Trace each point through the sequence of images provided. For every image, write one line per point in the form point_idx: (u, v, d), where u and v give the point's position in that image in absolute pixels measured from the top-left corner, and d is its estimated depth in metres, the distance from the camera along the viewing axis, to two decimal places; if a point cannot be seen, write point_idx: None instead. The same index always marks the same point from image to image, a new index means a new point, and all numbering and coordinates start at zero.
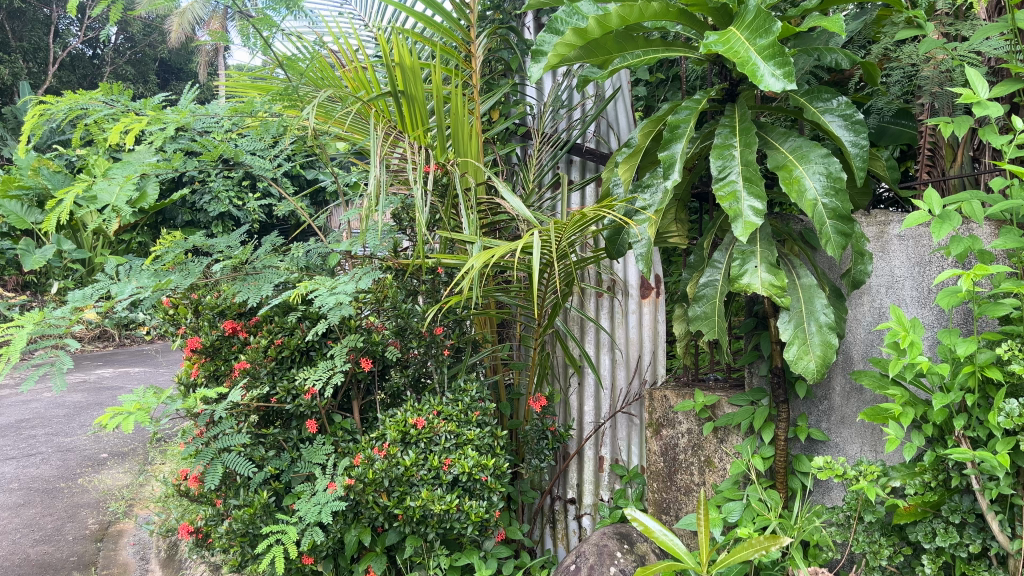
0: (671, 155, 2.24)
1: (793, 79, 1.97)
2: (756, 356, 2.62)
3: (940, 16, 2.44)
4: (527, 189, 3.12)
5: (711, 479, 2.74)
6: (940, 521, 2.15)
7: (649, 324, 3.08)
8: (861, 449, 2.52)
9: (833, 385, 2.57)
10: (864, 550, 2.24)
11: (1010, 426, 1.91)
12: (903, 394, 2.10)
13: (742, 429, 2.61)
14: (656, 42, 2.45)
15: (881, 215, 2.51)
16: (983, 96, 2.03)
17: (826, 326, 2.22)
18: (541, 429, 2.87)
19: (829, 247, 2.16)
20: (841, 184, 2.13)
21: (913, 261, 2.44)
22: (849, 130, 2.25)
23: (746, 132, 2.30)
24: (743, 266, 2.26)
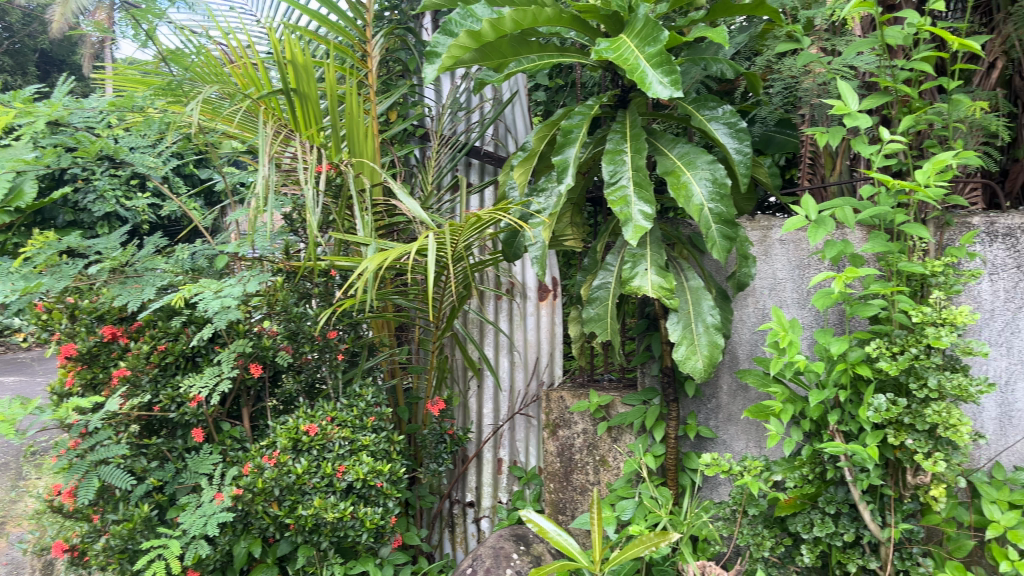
0: (565, 159, 2.29)
1: (681, 86, 2.05)
2: (647, 356, 2.68)
3: (818, 31, 2.61)
4: (425, 192, 3.06)
5: (605, 479, 2.76)
6: (818, 512, 2.25)
7: (547, 326, 3.12)
8: (746, 445, 2.60)
9: (721, 383, 2.64)
10: (748, 542, 2.33)
11: (878, 420, 2.04)
12: (783, 391, 2.22)
13: (635, 428, 2.66)
14: (550, 48, 2.50)
15: (764, 221, 2.60)
16: (853, 108, 2.14)
17: (712, 326, 2.32)
18: (439, 432, 2.86)
19: (715, 250, 2.25)
20: (725, 190, 2.23)
21: (793, 264, 2.54)
22: (734, 137, 2.34)
23: (636, 138, 2.36)
24: (634, 269, 2.33)
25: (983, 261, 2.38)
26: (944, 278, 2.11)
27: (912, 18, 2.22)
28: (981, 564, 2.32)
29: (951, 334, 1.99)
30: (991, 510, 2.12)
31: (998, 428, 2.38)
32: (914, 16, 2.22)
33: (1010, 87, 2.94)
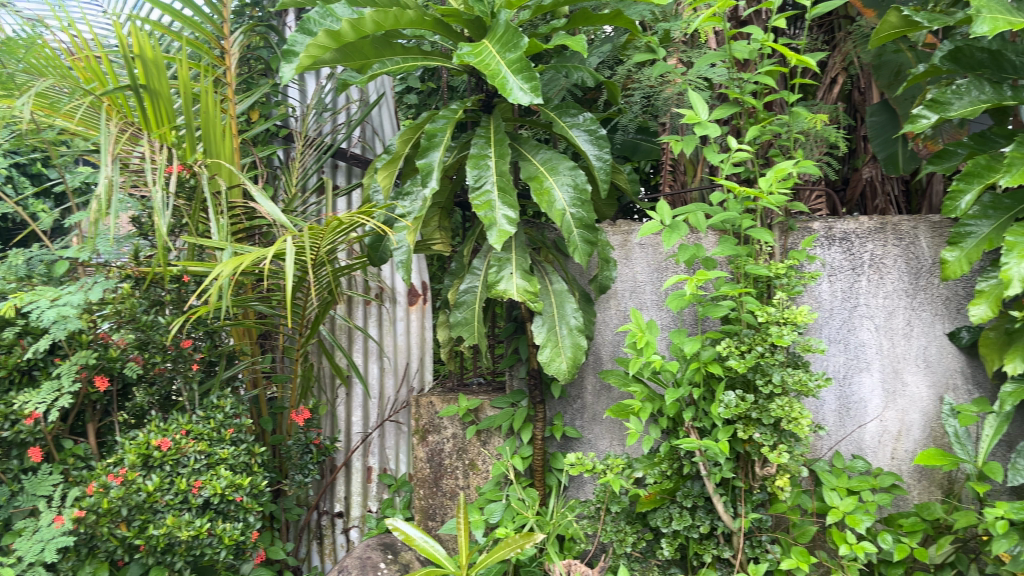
0: (428, 163, 2.28)
1: (540, 93, 2.10)
2: (515, 359, 2.69)
3: (675, 44, 2.71)
4: (290, 194, 2.96)
5: (475, 482, 2.74)
6: (676, 506, 2.34)
7: (417, 330, 3.09)
8: (610, 444, 2.65)
9: (586, 384, 2.68)
10: (611, 539, 2.38)
11: (729, 415, 2.14)
12: (642, 390, 2.30)
13: (503, 431, 2.66)
14: (413, 51, 2.48)
15: (624, 225, 2.67)
16: (703, 118, 2.24)
17: (576, 328, 2.38)
18: (304, 443, 2.78)
19: (577, 254, 2.31)
20: (586, 195, 2.31)
21: (652, 267, 2.63)
22: (594, 144, 2.40)
23: (500, 143, 2.38)
24: (500, 273, 2.35)
25: (822, 263, 2.55)
26: (787, 280, 2.26)
27: (756, 33, 2.34)
28: (823, 549, 2.48)
29: (792, 333, 2.14)
30: (832, 497, 2.27)
31: (837, 420, 2.54)
32: (758, 32, 2.35)
33: (849, 101, 3.18)
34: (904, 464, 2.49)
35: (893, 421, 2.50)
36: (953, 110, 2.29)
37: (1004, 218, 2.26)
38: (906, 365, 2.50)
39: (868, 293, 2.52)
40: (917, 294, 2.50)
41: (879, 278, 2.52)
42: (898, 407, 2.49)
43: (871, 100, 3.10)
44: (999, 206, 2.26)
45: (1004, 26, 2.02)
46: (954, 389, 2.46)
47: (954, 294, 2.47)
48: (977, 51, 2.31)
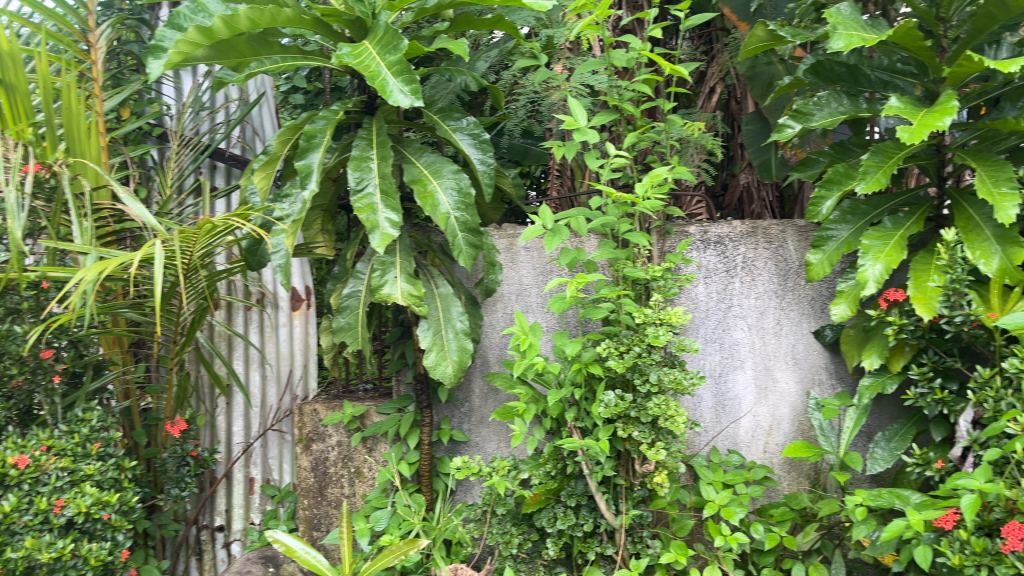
0: (308, 164, 2.23)
1: (420, 95, 2.10)
2: (402, 364, 2.65)
3: (559, 51, 2.75)
4: (165, 195, 2.84)
5: (361, 490, 2.70)
6: (560, 506, 2.38)
7: (300, 336, 3.04)
8: (497, 446, 2.66)
9: (473, 387, 2.68)
10: (497, 541, 2.39)
11: (609, 415, 2.19)
12: (526, 392, 2.32)
13: (389, 437, 2.62)
14: (292, 50, 2.43)
15: (510, 229, 2.69)
16: (583, 123, 2.27)
17: (462, 331, 2.39)
18: (180, 455, 2.67)
19: (462, 257, 2.32)
20: (470, 199, 2.32)
21: (537, 271, 2.66)
22: (478, 148, 2.41)
23: (382, 145, 2.35)
24: (384, 277, 2.31)
25: (698, 266, 2.65)
26: (663, 282, 2.34)
27: (634, 42, 2.41)
28: (701, 541, 2.57)
29: (667, 333, 2.21)
30: (708, 490, 2.35)
31: (713, 416, 2.63)
32: (635, 42, 2.41)
33: (726, 110, 3.33)
34: (776, 457, 2.62)
35: (765, 416, 2.62)
36: (815, 120, 2.42)
37: (861, 223, 2.41)
38: (777, 363, 2.62)
39: (741, 294, 2.63)
40: (786, 294, 2.63)
41: (751, 279, 2.63)
42: (769, 403, 2.62)
43: (747, 110, 3.25)
44: (857, 212, 2.41)
45: (857, 43, 2.15)
46: (819, 384, 2.60)
47: (818, 295, 2.62)
48: (836, 65, 2.43)
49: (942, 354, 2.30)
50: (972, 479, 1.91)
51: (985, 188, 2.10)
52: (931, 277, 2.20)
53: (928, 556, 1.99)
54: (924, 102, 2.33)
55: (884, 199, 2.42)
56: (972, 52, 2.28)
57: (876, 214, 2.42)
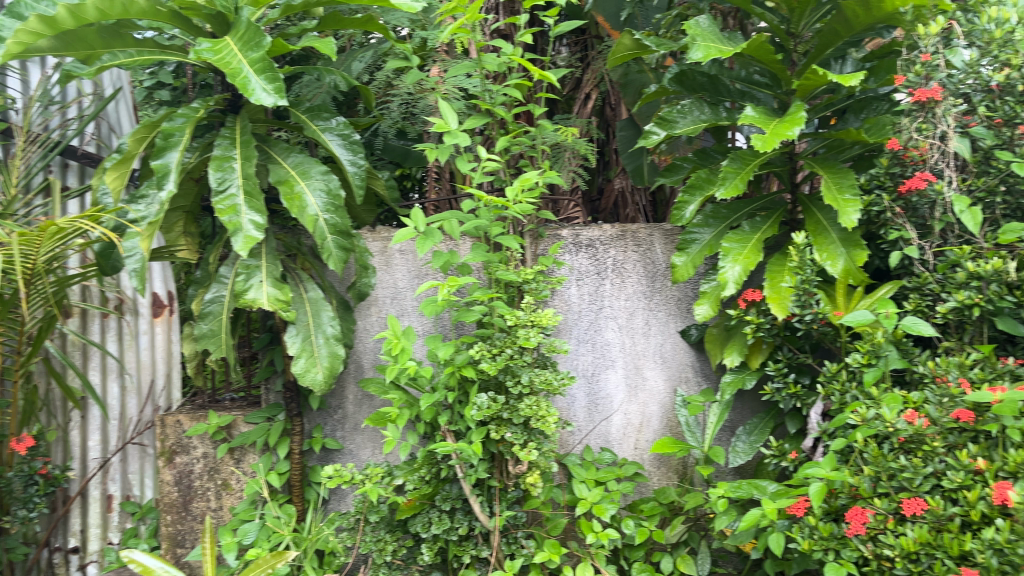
0: (165, 164, 2.12)
1: (284, 95, 2.05)
2: (271, 371, 2.57)
3: (432, 54, 2.74)
4: (8, 195, 2.62)
5: (228, 503, 2.60)
6: (435, 511, 2.36)
7: (162, 344, 2.99)
8: (371, 453, 2.62)
9: (346, 393, 2.63)
10: (370, 549, 2.35)
11: (481, 418, 2.19)
12: (400, 397, 2.29)
13: (258, 447, 2.53)
14: (149, 43, 2.31)
15: (384, 232, 2.66)
16: (453, 126, 2.27)
17: (332, 337, 2.34)
18: (27, 474, 2.45)
19: (331, 261, 2.27)
20: (339, 201, 2.27)
21: (412, 274, 2.63)
22: (347, 149, 2.37)
23: (246, 144, 2.27)
24: (248, 281, 2.23)
25: (570, 268, 2.70)
26: (535, 284, 2.36)
27: (505, 47, 2.42)
28: (574, 539, 2.62)
29: (538, 334, 2.23)
30: (581, 488, 2.39)
31: (586, 415, 2.69)
32: (506, 46, 2.43)
33: (601, 116, 3.41)
34: (645, 453, 2.70)
35: (635, 413, 2.70)
36: (678, 127, 2.50)
37: (721, 227, 2.52)
38: (646, 362, 2.71)
39: (612, 295, 2.71)
40: (654, 296, 2.71)
41: (621, 281, 2.71)
42: (639, 401, 2.70)
43: (621, 116, 3.34)
44: (718, 216, 2.53)
45: (715, 54, 2.25)
46: (686, 382, 2.70)
47: (683, 296, 2.72)
48: (698, 75, 2.54)
49: (796, 351, 2.42)
50: (819, 469, 2.02)
51: (830, 194, 2.23)
52: (784, 278, 2.33)
53: (781, 543, 2.11)
54: (778, 112, 2.46)
55: (743, 204, 2.54)
56: (819, 67, 2.42)
57: (735, 218, 2.54)
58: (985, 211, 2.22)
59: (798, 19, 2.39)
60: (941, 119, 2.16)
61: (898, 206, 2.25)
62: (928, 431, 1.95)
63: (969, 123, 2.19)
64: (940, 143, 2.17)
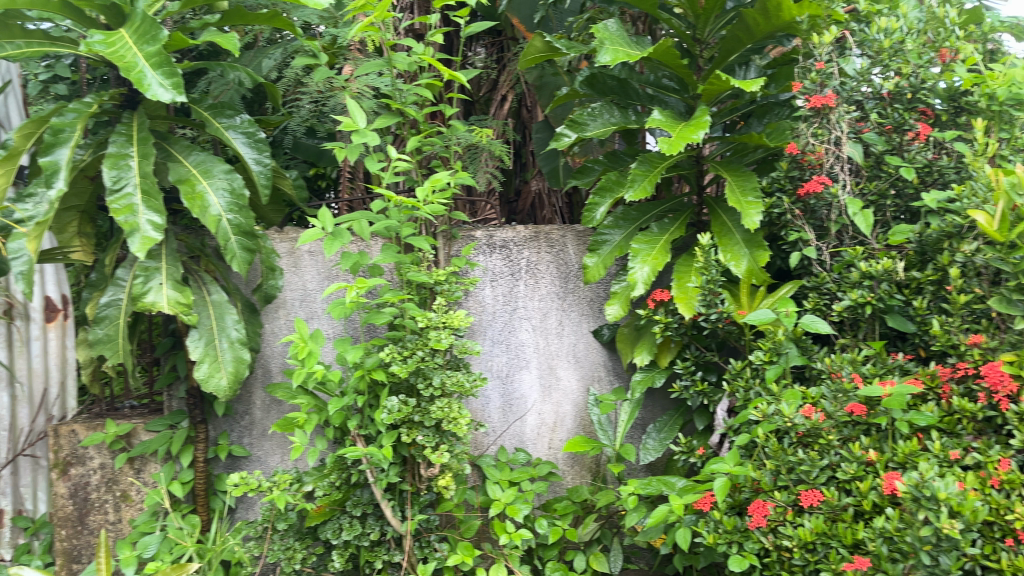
0: (54, 161, 2.02)
1: (182, 90, 1.98)
2: (173, 377, 2.48)
3: (342, 52, 2.69)
4: None
5: (128, 515, 2.49)
6: (346, 517, 2.32)
7: (56, 350, 2.84)
8: (280, 459, 2.56)
9: (253, 399, 2.56)
10: (278, 558, 2.29)
11: (391, 422, 2.16)
12: (308, 402, 2.24)
13: (159, 456, 2.44)
14: (37, 34, 2.19)
15: (293, 233, 2.60)
16: (361, 125, 2.24)
17: (237, 341, 2.27)
18: None
19: (235, 263, 2.21)
20: (244, 201, 2.21)
21: (322, 276, 2.58)
22: (252, 147, 2.31)
23: (143, 142, 2.18)
24: (146, 284, 2.14)
25: (483, 270, 2.70)
26: (447, 286, 2.35)
27: (415, 46, 2.40)
28: (488, 541, 2.62)
29: (449, 336, 2.22)
30: (494, 490, 2.38)
31: (500, 416, 2.69)
32: (416, 45, 2.40)
33: (518, 117, 3.41)
34: (559, 452, 2.72)
35: (549, 413, 2.71)
36: (589, 130, 2.53)
37: (631, 229, 2.56)
38: (559, 362, 2.73)
39: (526, 296, 2.72)
40: (567, 296, 2.74)
41: (535, 282, 2.72)
42: (553, 400, 2.72)
43: (537, 118, 3.36)
44: (628, 218, 2.57)
45: (623, 58, 2.28)
46: (598, 381, 2.73)
47: (595, 296, 2.74)
48: (608, 78, 2.57)
49: (702, 349, 2.47)
50: (723, 464, 2.07)
51: (734, 197, 2.29)
52: (691, 278, 2.38)
53: (688, 537, 2.15)
54: (684, 116, 2.52)
55: (651, 207, 2.59)
56: (723, 72, 2.49)
57: (644, 220, 2.59)
58: (877, 213, 2.32)
59: (704, 25, 2.45)
60: (835, 124, 2.25)
61: (798, 209, 2.33)
62: (824, 425, 2.02)
63: (862, 129, 2.29)
64: (834, 148, 2.26)
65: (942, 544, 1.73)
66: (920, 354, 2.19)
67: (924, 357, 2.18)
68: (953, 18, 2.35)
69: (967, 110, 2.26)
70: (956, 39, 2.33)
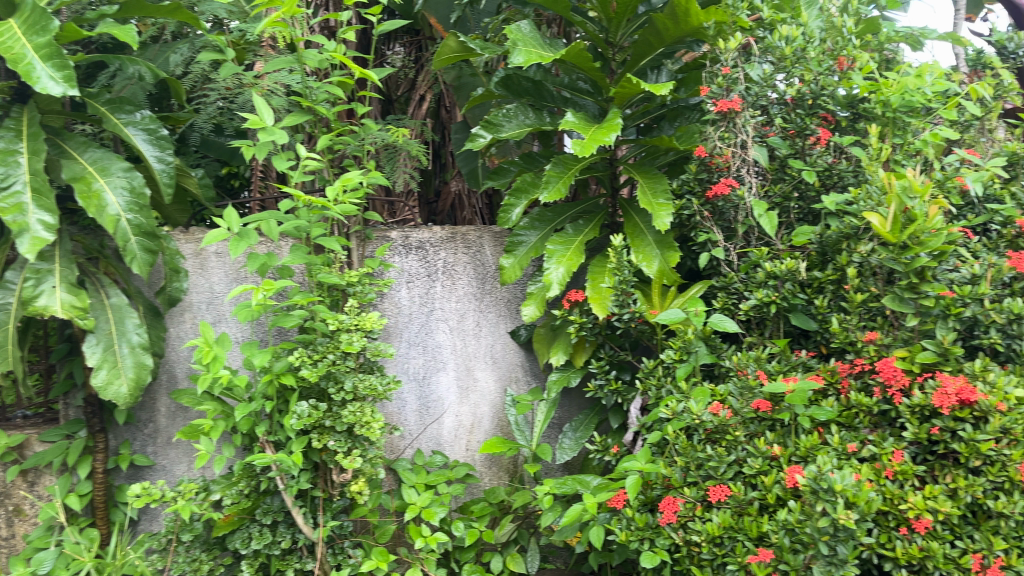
0: None
1: (74, 84, 1.90)
2: (70, 385, 2.36)
3: (251, 48, 2.62)
4: None
5: (21, 530, 2.36)
6: (255, 525, 2.26)
7: None
8: (186, 468, 2.47)
9: (157, 406, 2.46)
10: (184, 570, 2.21)
11: (301, 427, 2.11)
12: (213, 408, 2.17)
13: (55, 468, 2.32)
14: None
15: (199, 234, 2.52)
16: (269, 123, 2.19)
17: (138, 346, 2.19)
18: None
19: (135, 264, 2.12)
20: (144, 200, 2.13)
21: (230, 278, 2.51)
22: (154, 144, 2.22)
23: (34, 137, 2.07)
24: (37, 287, 2.03)
25: (399, 271, 2.67)
26: (360, 287, 2.32)
27: (326, 44, 2.35)
28: (404, 545, 2.59)
29: (361, 338, 2.18)
30: (409, 494, 2.35)
31: (417, 419, 2.66)
32: (327, 42, 2.36)
33: (437, 118, 3.39)
34: (476, 454, 2.71)
35: (467, 415, 2.70)
36: (504, 131, 2.53)
37: (546, 230, 2.58)
38: (477, 363, 2.72)
39: (443, 297, 2.70)
40: (484, 297, 2.74)
41: (452, 283, 2.71)
42: (470, 402, 2.71)
43: (456, 119, 3.34)
44: (543, 219, 2.58)
45: (535, 59, 2.29)
46: (516, 381, 2.74)
47: (512, 297, 2.77)
48: (522, 80, 2.58)
49: (616, 349, 2.51)
50: (635, 462, 2.09)
51: (646, 199, 2.33)
52: (604, 278, 2.41)
53: (601, 536, 2.16)
54: (597, 118, 2.55)
55: (566, 208, 2.61)
56: (634, 76, 2.52)
57: (559, 221, 2.60)
58: (781, 215, 2.40)
59: (616, 29, 2.48)
60: (741, 128, 2.31)
61: (706, 210, 2.39)
62: (731, 421, 2.07)
63: (767, 134, 2.38)
64: (741, 151, 2.31)
65: (839, 535, 1.79)
66: (821, 351, 2.27)
67: (825, 354, 2.26)
68: (850, 28, 2.45)
69: (864, 116, 2.35)
70: (853, 48, 2.44)
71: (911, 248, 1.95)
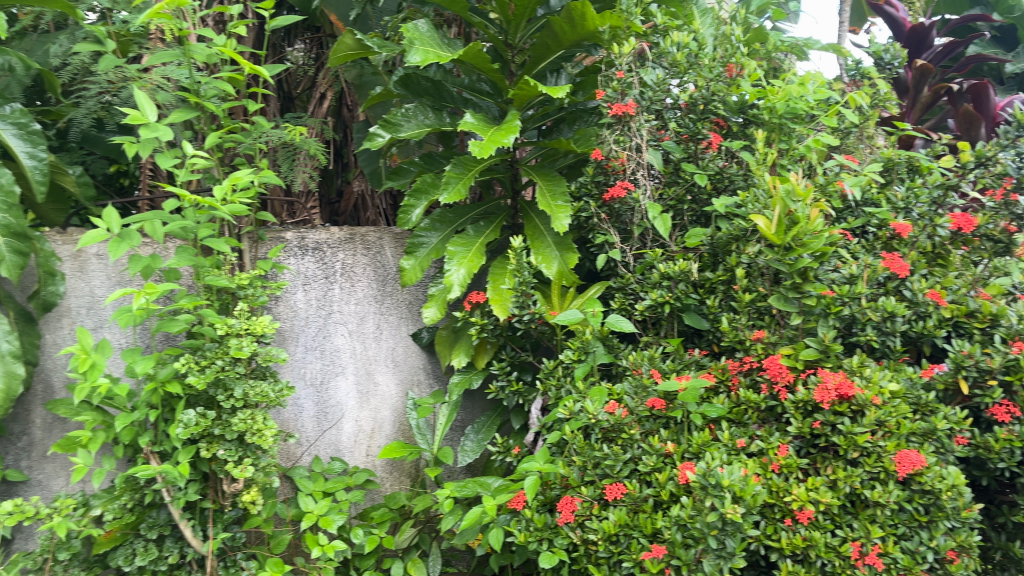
0: None
1: None
2: None
3: (135, 40, 2.50)
4: None
5: None
6: (140, 540, 2.16)
7: None
8: (65, 482, 2.34)
9: (32, 418, 2.32)
10: None
11: (187, 437, 2.02)
12: (92, 419, 2.05)
13: None
14: None
15: (78, 235, 2.39)
16: (151, 119, 2.09)
17: (8, 354, 2.05)
18: None
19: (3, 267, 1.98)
20: (12, 199, 1.99)
21: (112, 281, 2.39)
22: (24, 139, 2.09)
23: None
24: None
25: (295, 273, 2.59)
26: (251, 290, 2.24)
27: (213, 38, 2.26)
28: (302, 554, 2.52)
29: (251, 343, 2.11)
30: (306, 502, 2.29)
31: (314, 425, 2.59)
32: (215, 36, 2.27)
33: (338, 116, 3.32)
34: (377, 459, 2.67)
35: (367, 420, 2.65)
36: (403, 131, 2.49)
37: (447, 231, 2.56)
38: (377, 366, 2.68)
39: (341, 300, 2.65)
40: (384, 299, 2.71)
41: (351, 285, 2.66)
42: (370, 406, 2.66)
43: (357, 117, 3.28)
44: (443, 221, 2.56)
45: (432, 59, 2.27)
46: (417, 385, 2.72)
47: (413, 299, 2.74)
48: (422, 79, 2.55)
49: (517, 350, 2.51)
50: (534, 462, 2.09)
51: (545, 201, 2.34)
52: (504, 280, 2.41)
53: (501, 537, 2.15)
54: (497, 120, 2.55)
55: (467, 209, 2.60)
56: (533, 78, 2.53)
57: (460, 222, 2.59)
58: (675, 218, 2.46)
59: (515, 31, 2.48)
60: (635, 132, 2.34)
61: (603, 212, 2.43)
62: (626, 420, 2.10)
63: (662, 138, 2.42)
64: (636, 154, 2.35)
65: (727, 529, 1.84)
66: (713, 350, 2.33)
67: (717, 352, 2.32)
68: (738, 36, 2.54)
69: (753, 122, 2.43)
70: (741, 56, 2.52)
71: (794, 249, 2.01)
